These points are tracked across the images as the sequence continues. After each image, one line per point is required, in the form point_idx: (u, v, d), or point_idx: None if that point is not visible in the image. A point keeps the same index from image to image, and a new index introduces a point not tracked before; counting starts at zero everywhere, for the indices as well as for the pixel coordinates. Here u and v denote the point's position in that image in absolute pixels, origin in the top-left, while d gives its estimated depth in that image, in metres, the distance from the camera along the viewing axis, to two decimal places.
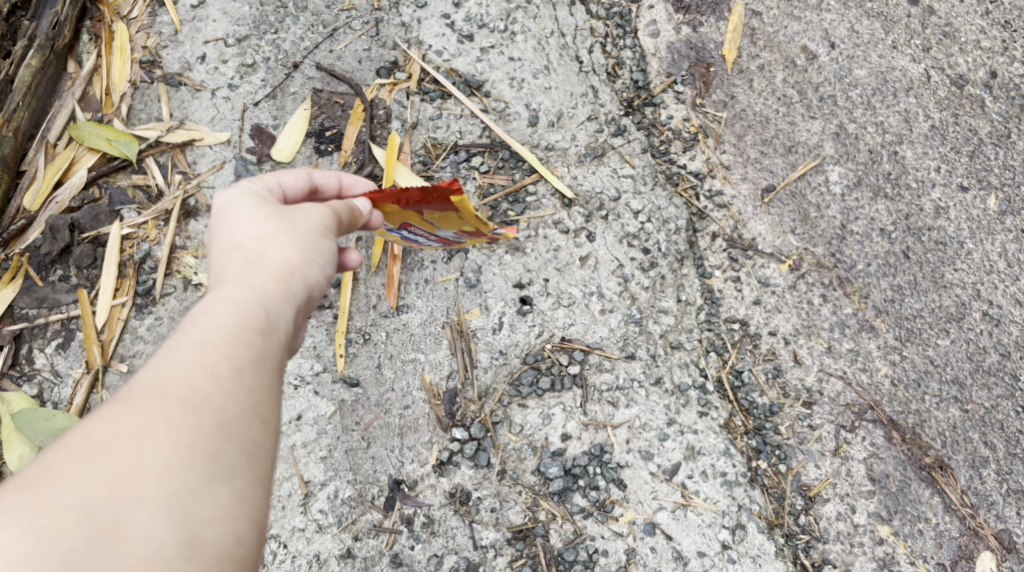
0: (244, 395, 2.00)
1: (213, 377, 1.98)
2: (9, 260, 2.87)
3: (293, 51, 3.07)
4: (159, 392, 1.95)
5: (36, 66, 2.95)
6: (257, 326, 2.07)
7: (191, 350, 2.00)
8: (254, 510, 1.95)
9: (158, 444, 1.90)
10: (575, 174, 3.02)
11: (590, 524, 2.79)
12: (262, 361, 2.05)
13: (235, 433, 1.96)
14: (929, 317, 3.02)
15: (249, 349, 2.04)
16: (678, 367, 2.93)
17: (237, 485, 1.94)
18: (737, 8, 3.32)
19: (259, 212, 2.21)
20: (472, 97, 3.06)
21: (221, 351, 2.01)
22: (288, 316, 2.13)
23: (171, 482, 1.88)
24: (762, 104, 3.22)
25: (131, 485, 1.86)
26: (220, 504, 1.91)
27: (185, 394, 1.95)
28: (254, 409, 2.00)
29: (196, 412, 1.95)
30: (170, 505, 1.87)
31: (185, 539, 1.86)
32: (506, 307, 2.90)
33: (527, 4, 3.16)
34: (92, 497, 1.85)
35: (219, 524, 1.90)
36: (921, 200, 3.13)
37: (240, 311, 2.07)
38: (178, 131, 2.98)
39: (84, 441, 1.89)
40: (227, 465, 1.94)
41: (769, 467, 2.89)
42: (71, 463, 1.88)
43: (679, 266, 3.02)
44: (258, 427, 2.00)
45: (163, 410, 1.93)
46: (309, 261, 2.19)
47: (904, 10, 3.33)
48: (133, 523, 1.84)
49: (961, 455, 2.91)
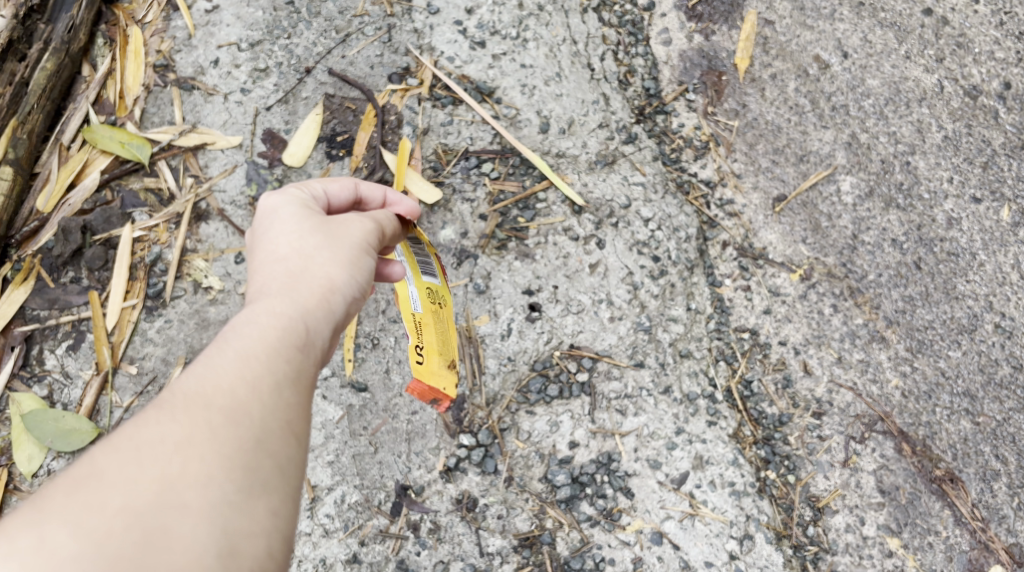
0: (284, 411, 2.03)
1: (254, 390, 2.01)
2: (22, 261, 2.89)
3: (306, 56, 3.07)
4: (203, 401, 1.97)
5: (51, 70, 2.96)
6: (298, 341, 2.10)
7: (234, 362, 2.04)
8: (289, 524, 1.97)
9: (201, 454, 1.93)
10: (586, 182, 3.01)
11: (597, 532, 2.79)
12: (301, 376, 2.08)
13: (274, 447, 1.99)
14: (940, 328, 3.01)
15: (290, 364, 2.07)
16: (687, 376, 2.92)
17: (274, 499, 1.96)
18: (749, 17, 3.31)
19: (302, 223, 2.26)
20: (484, 103, 3.06)
21: (263, 365, 2.05)
22: (327, 332, 2.16)
23: (211, 493, 1.91)
24: (774, 113, 3.21)
25: (175, 493, 1.89)
26: (257, 518, 1.93)
27: (227, 406, 1.98)
28: (293, 423, 2.03)
29: (237, 424, 1.97)
30: (211, 515, 1.89)
31: (223, 550, 1.89)
32: (515, 313, 2.89)
33: (540, 12, 3.17)
34: (137, 501, 1.87)
35: (256, 537, 1.92)
36: (934, 211, 3.12)
37: (281, 326, 2.11)
38: (190, 135, 2.99)
39: (131, 446, 1.91)
40: (266, 478, 1.96)
41: (778, 477, 2.87)
42: (116, 466, 1.89)
43: (689, 274, 3.01)
44: (297, 442, 2.02)
45: (207, 420, 1.96)
46: (347, 275, 2.22)
47: (918, 20, 3.32)
48: (175, 531, 1.86)
49: (972, 468, 2.89)
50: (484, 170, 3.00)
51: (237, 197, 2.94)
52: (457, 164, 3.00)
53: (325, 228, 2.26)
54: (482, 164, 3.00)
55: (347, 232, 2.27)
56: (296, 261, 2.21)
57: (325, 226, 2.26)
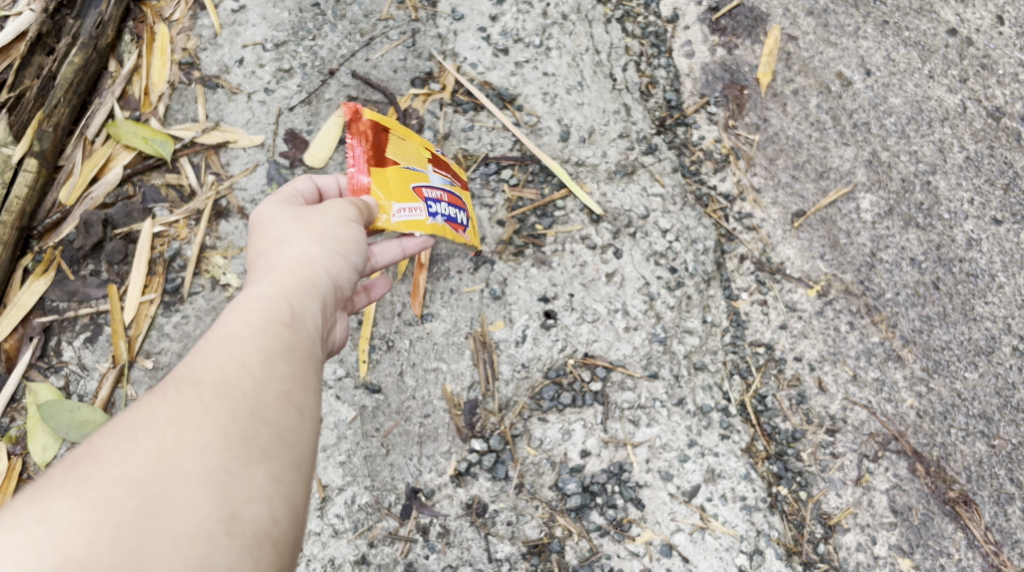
0: (276, 383, 2.05)
1: (245, 365, 2.04)
2: (43, 253, 2.90)
3: (330, 58, 3.09)
4: (194, 378, 2.00)
5: (79, 64, 2.99)
6: (283, 318, 2.14)
7: (224, 343, 2.07)
8: (291, 491, 1.97)
9: (195, 425, 1.94)
10: (604, 192, 3.02)
11: (606, 542, 2.78)
12: (291, 351, 2.11)
13: (270, 418, 2.01)
14: (957, 349, 2.99)
15: (279, 340, 2.11)
16: (701, 389, 2.91)
17: (273, 466, 1.97)
18: (773, 32, 3.31)
19: (286, 219, 2.33)
20: (505, 110, 3.07)
21: (251, 342, 2.08)
22: (312, 308, 2.20)
23: (209, 461, 1.92)
24: (795, 128, 3.20)
25: (173, 463, 1.90)
26: (257, 485, 1.94)
27: (218, 381, 2.00)
28: (287, 396, 2.05)
29: (229, 397, 1.99)
30: (209, 483, 1.90)
31: (225, 515, 1.89)
32: (530, 320, 2.89)
33: (564, 21, 3.17)
34: (137, 472, 1.88)
35: (257, 503, 1.93)
36: (953, 231, 3.11)
37: (269, 308, 2.14)
38: (213, 133, 3.01)
39: (127, 424, 1.93)
40: (263, 447, 1.98)
41: (789, 493, 2.86)
42: (115, 442, 1.91)
43: (706, 286, 3.01)
44: (293, 414, 2.04)
45: (200, 395, 1.98)
46: (328, 254, 2.28)
47: (942, 40, 3.32)
48: (177, 499, 1.87)
49: (986, 491, 2.88)
50: (504, 176, 3.00)
51: (258, 196, 2.95)
52: (476, 170, 3.01)
53: (302, 222, 2.31)
54: (502, 170, 3.01)
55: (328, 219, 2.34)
56: (276, 251, 2.27)
57: (302, 218, 2.33)
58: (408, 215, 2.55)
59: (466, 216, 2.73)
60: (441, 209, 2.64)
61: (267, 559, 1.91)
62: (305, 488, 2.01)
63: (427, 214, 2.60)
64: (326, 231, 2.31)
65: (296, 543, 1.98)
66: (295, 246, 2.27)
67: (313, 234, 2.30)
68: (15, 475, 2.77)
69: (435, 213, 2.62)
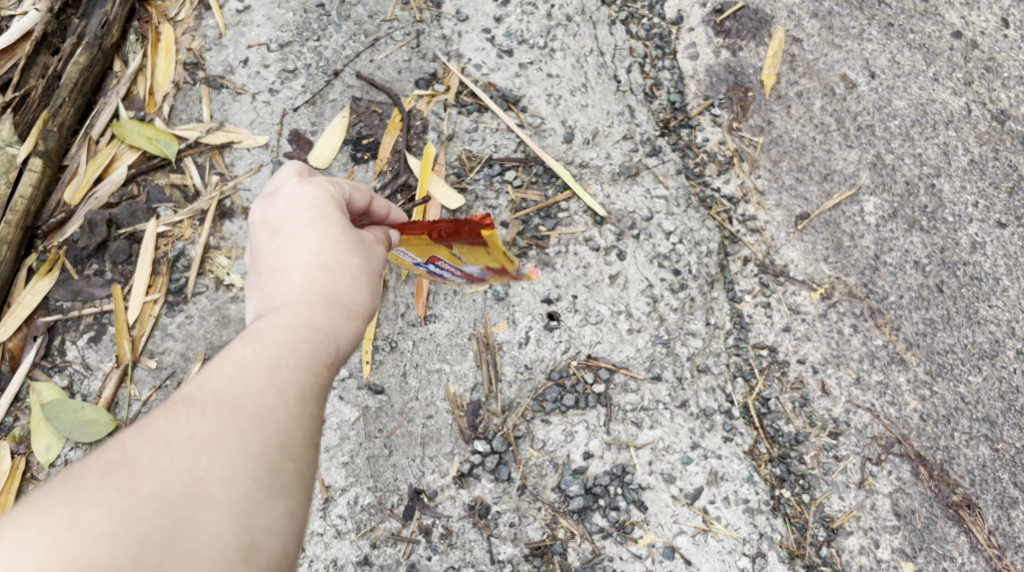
0: (309, 420, 2.05)
1: (283, 396, 2.03)
2: (47, 253, 2.90)
3: (334, 58, 3.09)
4: (232, 402, 1.99)
5: (84, 64, 3.00)
6: (322, 351, 2.13)
7: (264, 367, 2.05)
8: (306, 530, 1.98)
9: (228, 452, 1.94)
10: (608, 193, 3.02)
11: (608, 544, 2.78)
12: (324, 389, 2.11)
13: (298, 454, 2.01)
14: (961, 352, 2.99)
15: (315, 374, 2.10)
16: (704, 391, 2.91)
17: (295, 503, 1.97)
18: (777, 34, 3.31)
19: None
20: (509, 112, 3.07)
21: (291, 373, 2.07)
22: (348, 344, 2.19)
23: (237, 491, 1.92)
24: (799, 130, 3.20)
25: (203, 487, 1.90)
26: (277, 518, 1.94)
27: (256, 409, 2.00)
28: (314, 436, 2.05)
29: (265, 428, 1.99)
30: (235, 511, 1.90)
31: (244, 545, 1.89)
32: (534, 322, 2.90)
33: (568, 22, 3.18)
34: (166, 491, 1.87)
35: (274, 536, 1.93)
36: (957, 234, 3.11)
37: (309, 335, 2.13)
38: (217, 133, 3.01)
39: (164, 439, 1.92)
40: (288, 482, 1.97)
41: (792, 496, 2.86)
42: (149, 455, 1.90)
43: (709, 289, 3.01)
44: (317, 454, 2.05)
45: (236, 422, 1.97)
46: (371, 287, 2.26)
47: (947, 42, 3.32)
48: (202, 524, 1.87)
49: (990, 494, 2.87)
50: (507, 178, 3.00)
51: None
52: (480, 171, 3.01)
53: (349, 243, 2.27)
54: (506, 171, 3.01)
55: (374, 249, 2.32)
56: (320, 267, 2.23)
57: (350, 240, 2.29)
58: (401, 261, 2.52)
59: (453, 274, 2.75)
60: (437, 268, 2.62)
61: None
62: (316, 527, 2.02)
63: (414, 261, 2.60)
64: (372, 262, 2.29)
65: None
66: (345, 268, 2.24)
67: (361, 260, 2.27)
68: (18, 474, 2.76)
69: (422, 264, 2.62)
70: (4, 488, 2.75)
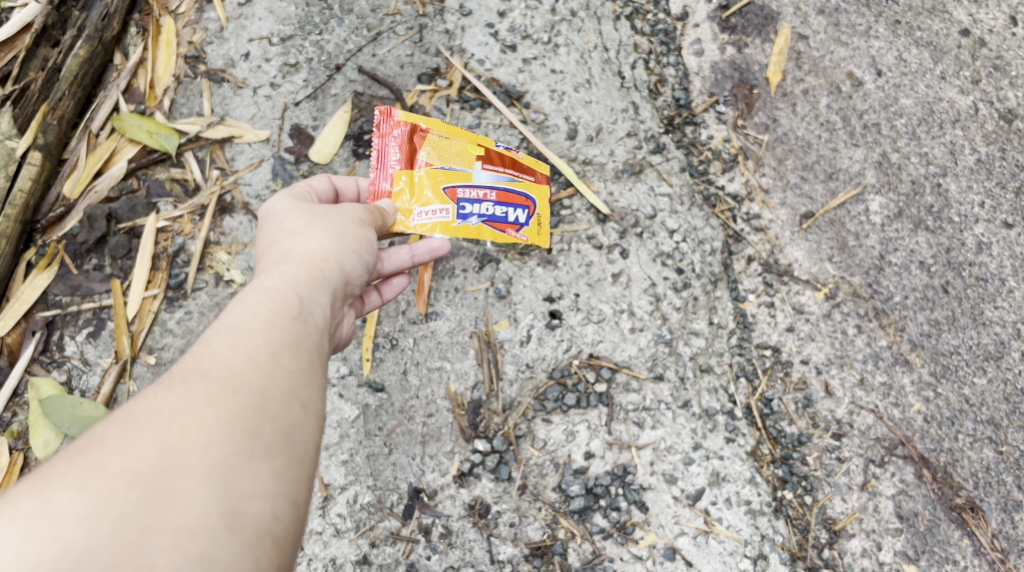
0: (284, 379, 2.04)
1: (252, 359, 2.03)
2: (46, 246, 2.88)
3: (336, 52, 3.06)
4: (201, 371, 2.00)
5: (84, 56, 2.97)
6: (292, 312, 2.13)
7: (232, 334, 2.06)
8: (293, 489, 1.97)
9: (200, 419, 1.94)
10: (612, 191, 2.99)
11: (609, 545, 2.77)
12: (298, 347, 2.10)
13: (274, 413, 2.00)
14: (966, 353, 2.97)
15: (287, 334, 2.10)
16: (707, 392, 2.90)
17: (276, 462, 1.97)
18: (783, 31, 3.28)
19: (298, 213, 2.34)
20: (512, 108, 3.04)
21: (260, 336, 2.07)
22: (322, 304, 2.20)
23: (212, 456, 1.92)
24: (804, 128, 3.17)
25: (176, 457, 1.90)
26: (259, 480, 1.94)
27: (224, 374, 2.00)
28: (292, 392, 2.04)
29: (235, 391, 1.99)
30: (212, 478, 1.90)
31: (227, 511, 1.89)
32: (536, 320, 2.88)
33: (572, 18, 3.16)
34: (138, 465, 1.88)
35: (259, 498, 1.92)
36: (964, 234, 3.08)
37: (277, 301, 2.13)
38: (218, 127, 2.98)
39: (132, 416, 1.93)
40: (266, 442, 1.97)
41: (794, 498, 2.84)
42: (118, 433, 1.91)
43: (713, 287, 2.99)
44: (297, 410, 2.04)
45: (205, 388, 1.97)
46: (342, 250, 2.28)
47: (955, 40, 3.29)
48: (178, 494, 1.87)
49: (993, 497, 2.85)
50: None
51: (262, 191, 2.92)
52: None
53: (313, 219, 2.32)
54: None
55: (342, 213, 2.35)
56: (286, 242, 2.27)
57: (314, 213, 2.33)
58: (430, 218, 2.61)
59: (522, 212, 2.70)
60: (473, 210, 2.65)
61: (269, 556, 1.91)
62: (310, 483, 2.01)
63: (456, 215, 2.63)
64: (344, 227, 2.32)
65: (297, 540, 1.97)
66: (309, 239, 2.27)
67: (325, 228, 2.30)
68: (16, 470, 2.74)
69: (469, 214, 2.64)
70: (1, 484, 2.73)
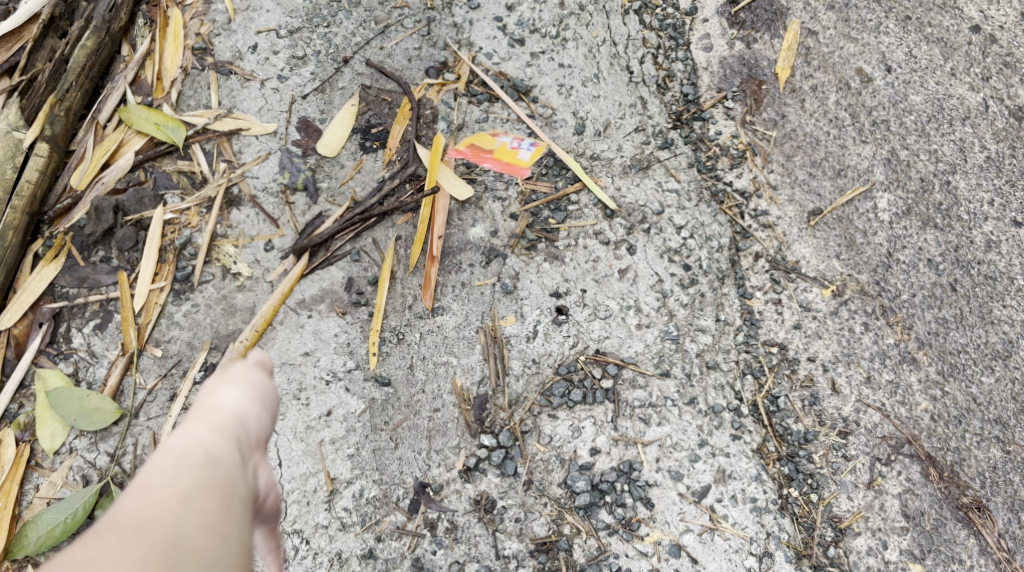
0: (203, 414, 1.95)
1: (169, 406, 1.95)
2: (53, 238, 2.87)
3: (344, 45, 3.06)
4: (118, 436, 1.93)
5: (91, 48, 2.96)
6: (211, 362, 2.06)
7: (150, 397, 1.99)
8: (224, 512, 1.86)
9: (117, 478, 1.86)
10: (619, 186, 3.02)
11: (614, 541, 2.77)
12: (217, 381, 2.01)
13: (195, 447, 1.90)
14: (973, 352, 2.94)
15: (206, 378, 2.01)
16: (712, 388, 2.91)
17: (199, 493, 1.85)
18: (792, 26, 3.24)
19: None
20: (520, 102, 3.07)
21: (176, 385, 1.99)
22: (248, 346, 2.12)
23: (129, 504, 1.82)
24: (813, 124, 3.15)
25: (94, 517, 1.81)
26: (183, 514, 1.82)
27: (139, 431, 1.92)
28: (213, 424, 1.94)
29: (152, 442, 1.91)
30: (132, 523, 1.80)
31: (152, 550, 1.78)
32: (542, 316, 2.90)
33: (581, 12, 3.16)
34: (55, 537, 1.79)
35: (186, 529, 1.81)
36: (972, 232, 3.03)
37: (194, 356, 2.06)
38: (225, 119, 2.97)
39: None
40: (187, 475, 1.86)
41: (800, 495, 2.85)
42: None
43: (719, 284, 3.01)
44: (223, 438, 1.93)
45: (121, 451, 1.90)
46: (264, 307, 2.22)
47: (965, 36, 3.20)
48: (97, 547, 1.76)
49: (1000, 497, 2.84)
50: (517, 169, 3.00)
51: (270, 184, 2.93)
52: (490, 162, 3.01)
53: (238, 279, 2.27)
54: (515, 163, 3.01)
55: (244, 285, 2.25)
56: None
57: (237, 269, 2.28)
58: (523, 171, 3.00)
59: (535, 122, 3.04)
60: (523, 140, 3.03)
61: None
62: (246, 505, 1.89)
63: (524, 155, 3.02)
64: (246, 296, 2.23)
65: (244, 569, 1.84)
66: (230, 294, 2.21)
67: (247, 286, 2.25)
68: (23, 462, 2.74)
69: (528, 148, 3.02)
70: (7, 475, 2.73)
